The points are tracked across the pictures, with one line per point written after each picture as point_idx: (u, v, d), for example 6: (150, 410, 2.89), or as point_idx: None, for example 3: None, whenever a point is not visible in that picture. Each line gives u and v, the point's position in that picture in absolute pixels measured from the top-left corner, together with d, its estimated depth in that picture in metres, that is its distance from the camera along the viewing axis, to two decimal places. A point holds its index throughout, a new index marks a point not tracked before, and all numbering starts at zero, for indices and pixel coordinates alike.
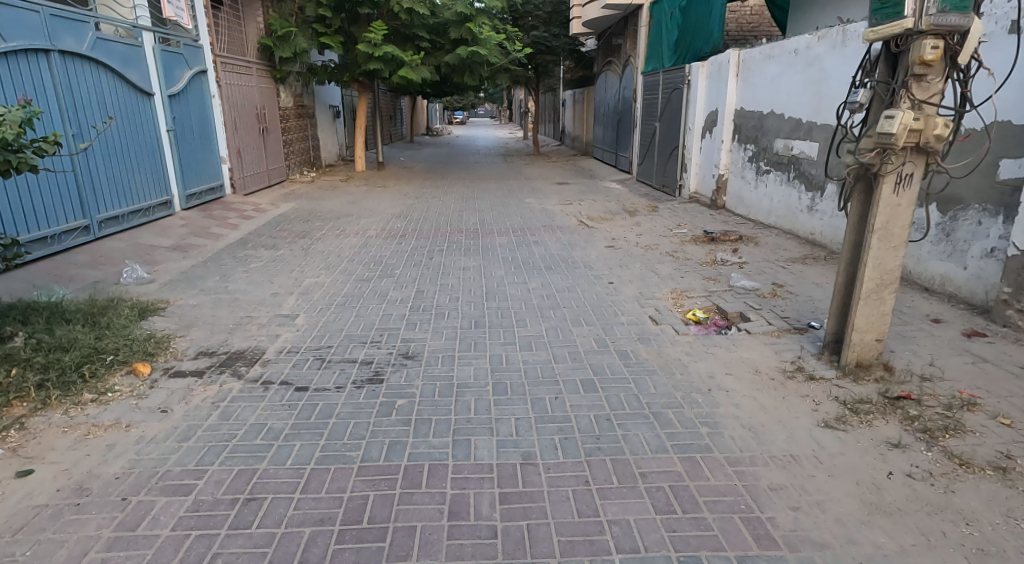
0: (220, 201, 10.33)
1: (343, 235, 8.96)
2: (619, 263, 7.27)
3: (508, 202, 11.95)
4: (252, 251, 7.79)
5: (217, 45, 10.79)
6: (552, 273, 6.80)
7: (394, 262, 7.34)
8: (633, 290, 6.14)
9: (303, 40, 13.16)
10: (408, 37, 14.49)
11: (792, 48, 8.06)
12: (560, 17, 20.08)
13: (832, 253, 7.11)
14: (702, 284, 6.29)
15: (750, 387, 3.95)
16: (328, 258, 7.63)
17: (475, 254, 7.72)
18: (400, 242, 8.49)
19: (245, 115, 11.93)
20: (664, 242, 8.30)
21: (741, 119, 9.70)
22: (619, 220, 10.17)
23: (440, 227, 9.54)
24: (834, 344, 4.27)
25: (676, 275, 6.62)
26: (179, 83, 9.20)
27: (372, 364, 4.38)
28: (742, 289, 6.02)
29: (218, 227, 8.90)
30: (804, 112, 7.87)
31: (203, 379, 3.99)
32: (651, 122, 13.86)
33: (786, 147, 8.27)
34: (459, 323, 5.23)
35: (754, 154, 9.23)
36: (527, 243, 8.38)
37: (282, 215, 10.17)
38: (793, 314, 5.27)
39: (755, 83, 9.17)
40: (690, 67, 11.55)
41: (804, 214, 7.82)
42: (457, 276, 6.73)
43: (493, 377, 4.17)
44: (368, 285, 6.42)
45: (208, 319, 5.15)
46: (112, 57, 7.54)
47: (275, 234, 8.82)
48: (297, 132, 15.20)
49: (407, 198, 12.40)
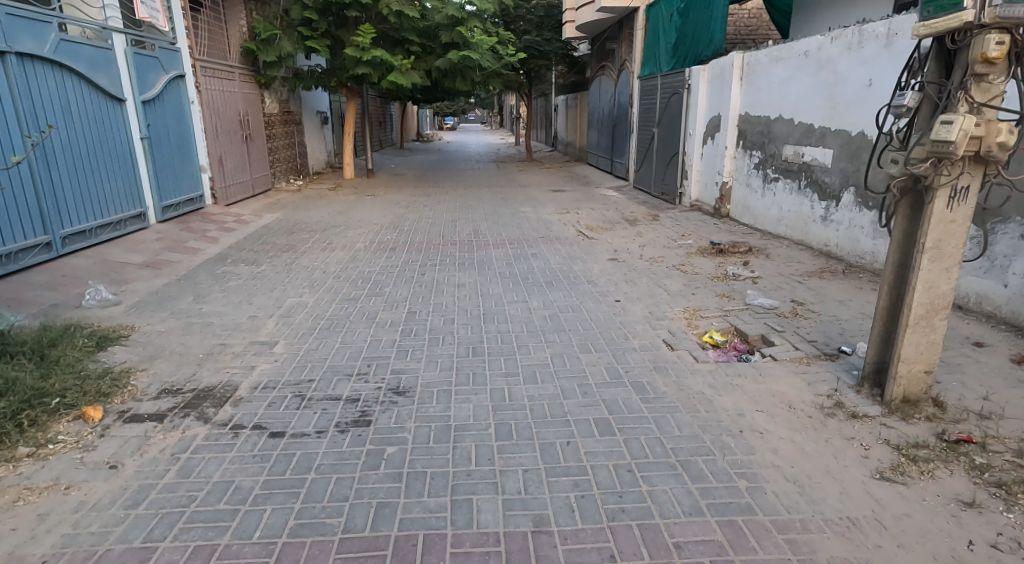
0: (200, 213, 9.80)
1: (330, 248, 8.46)
2: (624, 277, 6.83)
3: (503, 212, 11.50)
4: (231, 268, 7.29)
5: (196, 49, 10.29)
6: (554, 290, 6.34)
7: (384, 279, 6.86)
8: (643, 310, 5.69)
9: (288, 43, 12.67)
10: (397, 41, 14.03)
11: (802, 50, 7.66)
12: (553, 22, 19.69)
13: (850, 265, 6.69)
14: (716, 302, 5.85)
15: (787, 428, 3.50)
16: (313, 274, 7.15)
17: (471, 269, 7.25)
18: (391, 256, 8.01)
19: (227, 121, 11.42)
20: (670, 254, 7.86)
21: (746, 125, 9.29)
22: (620, 229, 9.74)
23: (433, 239, 9.06)
24: (875, 376, 3.82)
25: (687, 292, 6.18)
26: (154, 89, 8.69)
27: (359, 402, 3.90)
28: (760, 308, 5.58)
29: (196, 241, 8.38)
30: (815, 117, 7.46)
31: (163, 424, 3.50)
32: (649, 127, 13.44)
33: (796, 153, 7.86)
34: (456, 350, 4.76)
35: (760, 161, 8.82)
36: (525, 256, 7.93)
37: (266, 227, 9.66)
38: (820, 336, 4.84)
39: (761, 87, 8.76)
40: (690, 70, 11.15)
41: (817, 223, 7.39)
42: (452, 294, 6.26)
43: (495, 418, 3.69)
44: (356, 305, 5.94)
45: (177, 348, 4.65)
46: (77, 60, 7.03)
47: (257, 248, 8.32)
48: (283, 139, 14.68)
49: (397, 208, 11.92)
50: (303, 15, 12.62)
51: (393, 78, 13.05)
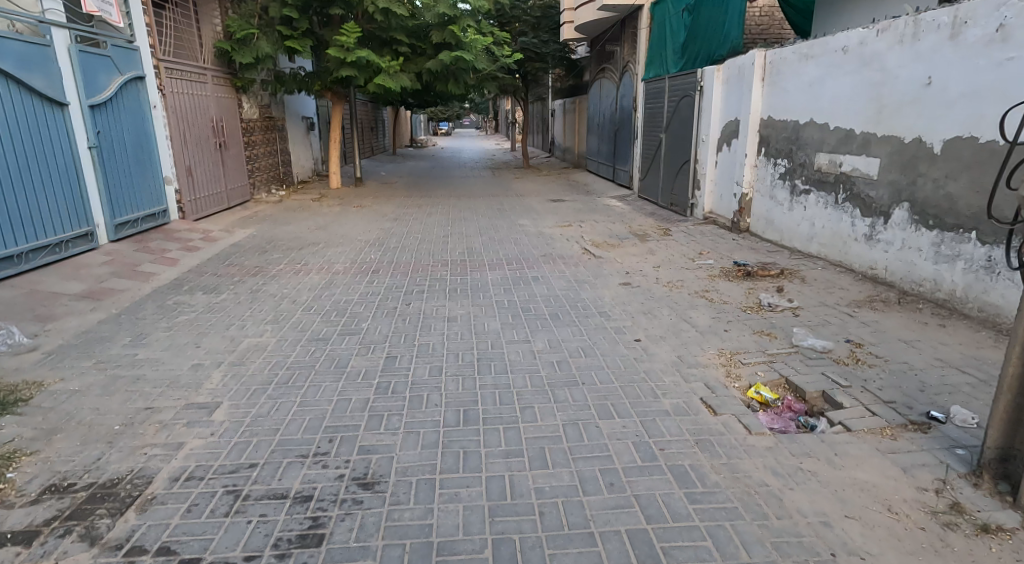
0: (163, 229, 8.83)
1: (305, 270, 7.50)
2: (642, 308, 5.89)
3: (499, 225, 10.55)
4: (186, 297, 6.31)
5: (160, 48, 9.30)
6: (561, 327, 5.39)
7: (361, 311, 5.91)
8: (670, 353, 4.74)
9: (266, 44, 11.66)
10: (385, 41, 13.09)
11: (839, 46, 6.75)
12: (550, 23, 18.75)
13: (904, 293, 5.76)
14: (755, 343, 4.90)
15: (894, 548, 2.57)
16: (280, 304, 6.17)
17: (463, 298, 6.30)
18: (372, 280, 7.05)
19: (197, 128, 10.45)
20: (690, 278, 6.92)
21: (769, 131, 8.35)
22: (628, 245, 8.81)
23: (421, 258, 8.11)
24: (999, 465, 2.87)
25: (717, 328, 5.25)
26: (105, 92, 7.73)
27: (312, 501, 2.95)
28: (811, 351, 4.63)
29: (151, 263, 7.41)
30: (855, 121, 6.53)
31: (30, 549, 2.61)
32: (655, 133, 12.51)
33: (832, 162, 6.94)
34: (442, 415, 3.78)
35: (787, 170, 7.89)
36: (526, 280, 6.99)
37: (236, 245, 8.70)
38: (898, 393, 3.88)
39: (788, 87, 7.83)
40: (705, 71, 10.21)
41: (859, 242, 6.46)
42: (441, 332, 5.30)
43: (493, 532, 2.75)
44: (324, 348, 4.96)
45: (90, 414, 3.70)
46: (4, 57, 6.08)
47: (220, 271, 7.35)
48: (263, 146, 13.69)
49: (384, 221, 10.98)
50: (282, 12, 11.63)
51: (380, 81, 12.07)
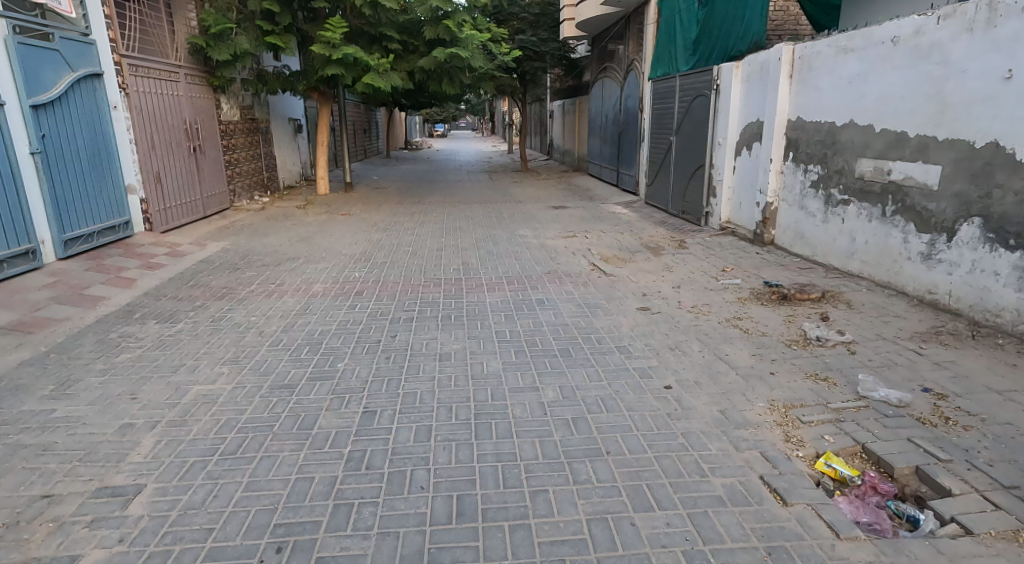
0: (125, 244, 7.96)
1: (278, 292, 6.61)
2: (666, 341, 5.04)
3: (498, 236, 9.69)
4: (134, 328, 5.43)
5: (123, 43, 8.43)
6: (574, 369, 4.51)
7: (338, 346, 5.05)
8: (710, 407, 3.87)
9: (245, 39, 10.77)
10: (374, 38, 12.26)
11: (887, 37, 5.93)
12: (549, 20, 17.93)
13: (976, 324, 4.93)
14: (811, 391, 4.03)
15: None
16: (243, 336, 5.27)
17: (457, 328, 5.43)
18: (354, 304, 6.19)
19: (169, 131, 9.58)
20: (717, 302, 6.05)
21: (799, 134, 7.48)
22: (641, 260, 7.96)
23: (410, 276, 7.25)
24: None
25: (761, 370, 4.40)
26: (53, 90, 6.87)
27: None
28: (885, 403, 3.79)
29: (104, 284, 6.53)
30: (908, 122, 5.68)
31: None
32: (664, 135, 11.66)
33: (879, 169, 6.10)
34: (430, 505, 2.96)
35: (820, 177, 7.04)
36: (529, 305, 6.11)
37: (206, 261, 7.84)
38: (1015, 470, 3.05)
39: (821, 84, 6.99)
40: (721, 68, 9.36)
41: (914, 262, 5.63)
42: (430, 376, 4.41)
43: None
44: (287, 399, 4.06)
45: None
46: None
47: (180, 294, 6.46)
48: (245, 150, 12.79)
49: (373, 231, 10.11)
50: (261, 5, 10.74)
51: (370, 80, 11.17)
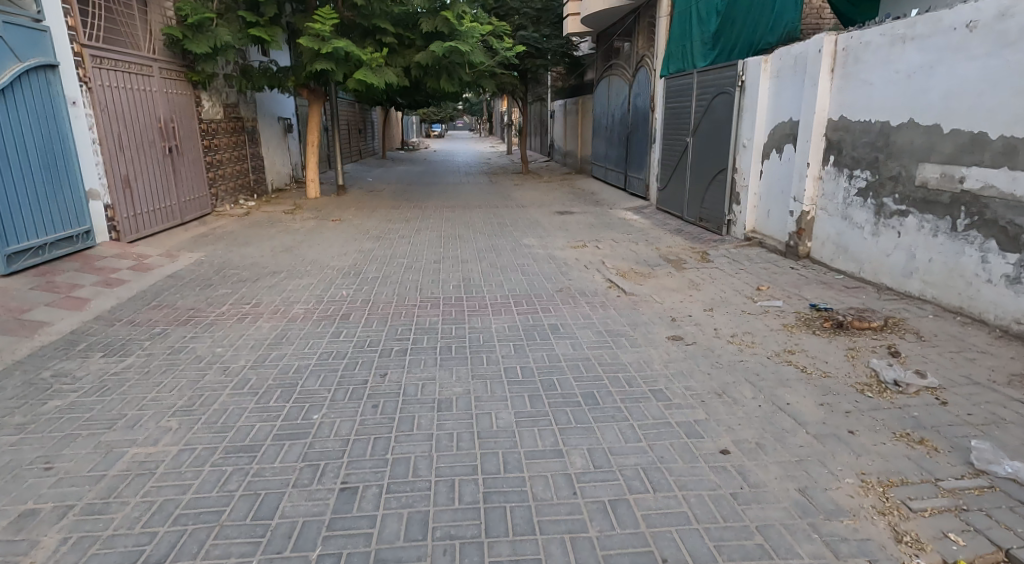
0: (83, 256, 7.09)
1: (253, 315, 5.73)
2: (710, 383, 4.19)
3: (501, 245, 8.83)
4: (72, 363, 4.55)
5: (84, 32, 7.54)
6: (603, 423, 3.66)
7: (315, 389, 4.17)
8: (784, 484, 3.02)
9: (226, 31, 9.84)
10: (368, 32, 11.42)
11: (962, 23, 5.09)
12: (551, 16, 17.16)
13: None
14: (909, 460, 3.19)
15: None
16: (202, 375, 4.39)
17: (460, 364, 4.55)
18: (339, 330, 5.33)
19: (141, 129, 8.71)
20: (760, 330, 5.20)
21: (842, 135, 6.62)
22: (663, 275, 7.11)
23: (404, 295, 6.39)
24: None
25: (837, 428, 3.54)
26: None
27: None
28: (1012, 481, 2.98)
29: (52, 306, 5.68)
30: (989, 124, 4.86)
31: None
32: (679, 136, 10.80)
33: (948, 177, 5.26)
34: None
35: (870, 183, 6.18)
36: (542, 332, 5.24)
37: (175, 276, 6.98)
38: None
39: (871, 78, 6.13)
40: (748, 63, 8.49)
41: (997, 287, 4.81)
42: (427, 434, 3.55)
43: None
44: (246, 469, 3.20)
45: None
46: None
47: (138, 318, 5.60)
48: (228, 150, 11.88)
49: (365, 240, 9.25)
50: None
51: (361, 76, 10.27)
